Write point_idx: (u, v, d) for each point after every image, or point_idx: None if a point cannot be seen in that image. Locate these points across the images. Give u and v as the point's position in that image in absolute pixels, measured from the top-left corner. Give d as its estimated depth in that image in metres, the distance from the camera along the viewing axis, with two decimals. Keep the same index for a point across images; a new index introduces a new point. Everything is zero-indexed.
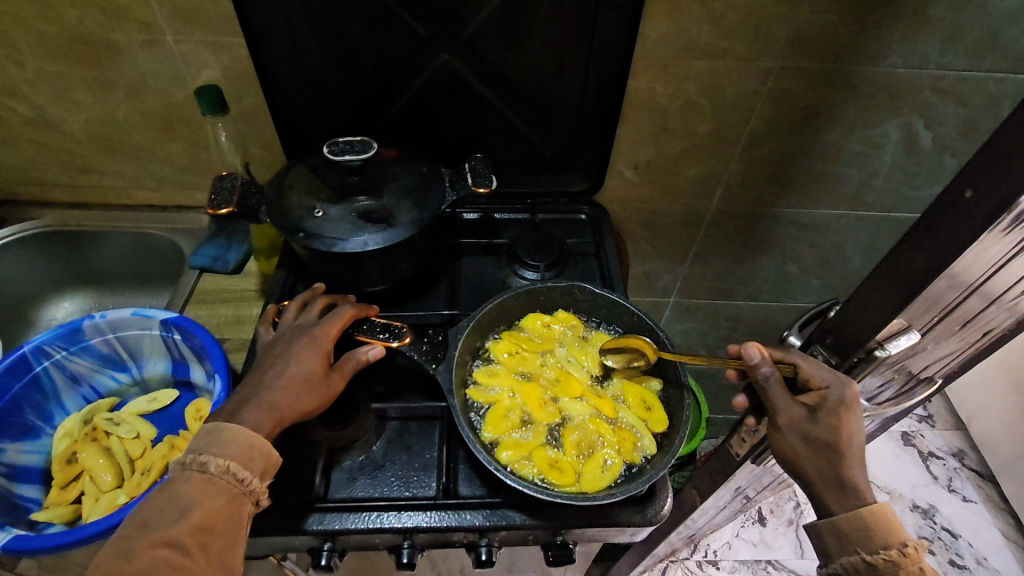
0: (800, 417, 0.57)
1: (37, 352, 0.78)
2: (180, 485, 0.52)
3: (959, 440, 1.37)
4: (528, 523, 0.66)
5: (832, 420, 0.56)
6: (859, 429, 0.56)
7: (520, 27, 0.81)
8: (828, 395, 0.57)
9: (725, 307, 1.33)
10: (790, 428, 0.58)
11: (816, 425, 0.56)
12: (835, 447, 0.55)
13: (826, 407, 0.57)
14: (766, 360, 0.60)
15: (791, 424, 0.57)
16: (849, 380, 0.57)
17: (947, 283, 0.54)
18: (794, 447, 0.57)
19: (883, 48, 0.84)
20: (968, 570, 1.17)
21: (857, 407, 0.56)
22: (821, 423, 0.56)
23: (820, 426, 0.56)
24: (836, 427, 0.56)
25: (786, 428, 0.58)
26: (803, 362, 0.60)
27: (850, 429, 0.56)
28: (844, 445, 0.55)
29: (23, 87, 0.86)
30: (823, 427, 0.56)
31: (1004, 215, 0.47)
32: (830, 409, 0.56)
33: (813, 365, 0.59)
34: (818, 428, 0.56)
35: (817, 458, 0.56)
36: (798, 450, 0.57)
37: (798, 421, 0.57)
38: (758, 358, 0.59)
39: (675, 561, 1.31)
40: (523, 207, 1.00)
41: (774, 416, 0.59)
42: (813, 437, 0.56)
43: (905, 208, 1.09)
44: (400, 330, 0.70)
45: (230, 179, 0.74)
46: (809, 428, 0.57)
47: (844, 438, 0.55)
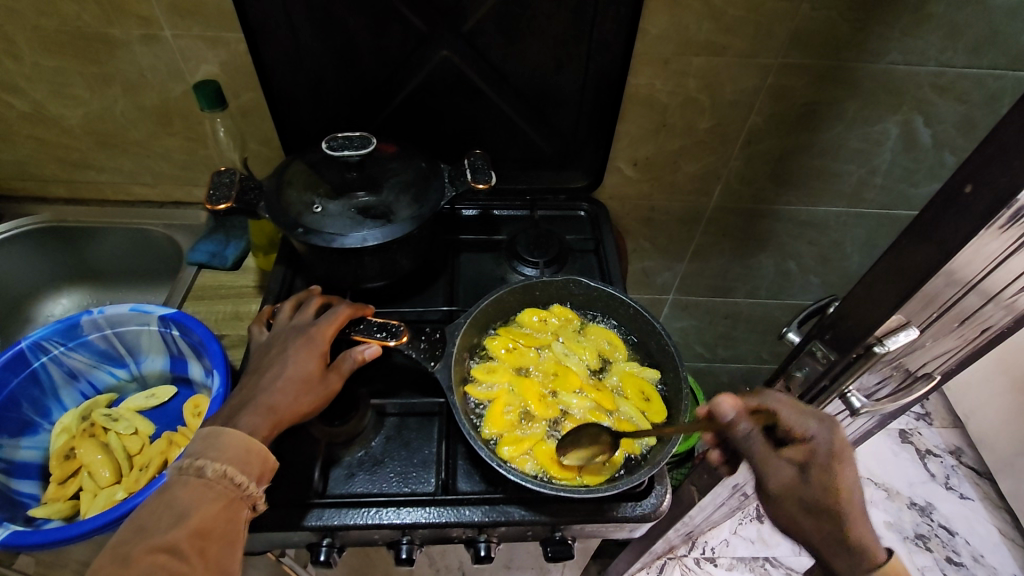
0: (792, 478, 0.54)
1: (35, 347, 0.77)
2: (177, 489, 0.52)
3: (956, 438, 1.37)
4: (527, 518, 0.66)
5: (824, 478, 0.53)
6: (854, 481, 0.53)
7: (521, 23, 0.81)
8: (815, 448, 0.54)
9: (724, 305, 1.33)
10: (783, 493, 0.54)
11: (809, 486, 0.53)
12: (832, 506, 0.52)
13: (815, 463, 0.53)
14: (743, 416, 0.56)
15: (783, 489, 0.54)
16: (834, 429, 0.53)
17: (945, 280, 0.54)
18: (791, 511, 0.54)
19: (883, 45, 0.84)
20: (964, 567, 1.18)
21: (848, 457, 0.53)
22: (814, 485, 0.53)
23: (813, 487, 0.53)
24: (831, 488, 0.52)
25: (780, 493, 0.54)
26: (783, 411, 0.55)
27: (843, 484, 0.53)
28: (841, 504, 0.52)
29: (21, 81, 0.86)
30: (817, 488, 0.53)
31: (1003, 212, 0.47)
32: (820, 464, 0.53)
33: (793, 413, 0.55)
34: (812, 490, 0.53)
35: (819, 521, 0.53)
36: (797, 514, 0.54)
37: (789, 483, 0.54)
38: (733, 416, 0.56)
39: (672, 559, 1.31)
40: (522, 203, 1.00)
41: (763, 480, 0.55)
42: (808, 501, 0.53)
43: (904, 205, 1.09)
44: (398, 328, 0.69)
45: (229, 174, 0.74)
46: (802, 491, 0.53)
47: (839, 497, 0.52)
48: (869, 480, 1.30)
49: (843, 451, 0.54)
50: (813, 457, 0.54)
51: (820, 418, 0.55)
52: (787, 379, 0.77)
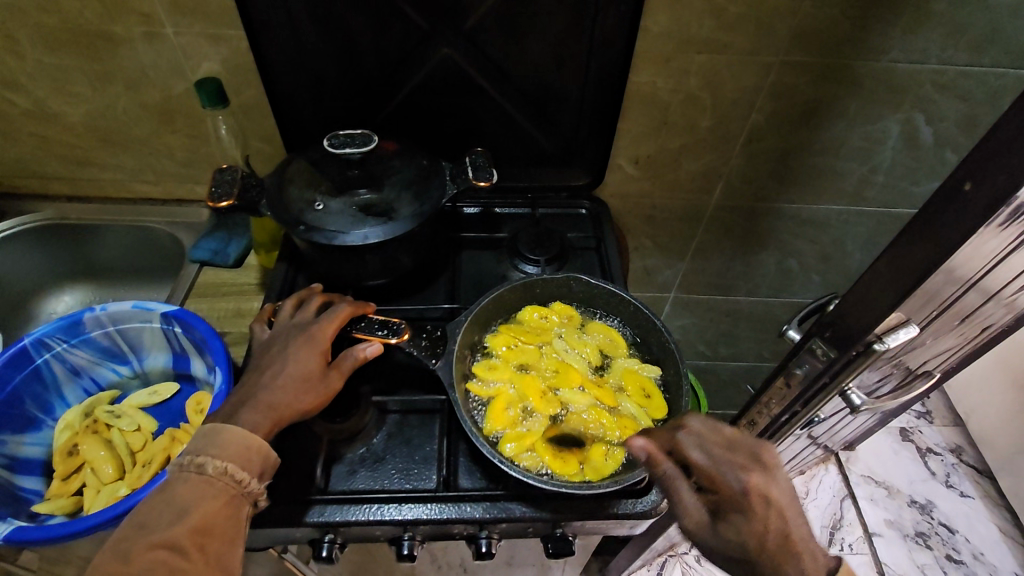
0: (704, 524, 0.53)
1: (38, 344, 0.78)
2: (177, 486, 0.52)
3: (957, 436, 1.37)
4: (528, 514, 0.66)
5: (733, 528, 0.52)
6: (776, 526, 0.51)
7: (521, 20, 0.81)
8: (726, 496, 0.52)
9: (725, 303, 1.33)
10: (697, 536, 0.54)
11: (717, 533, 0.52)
12: (749, 553, 0.51)
13: (727, 511, 0.52)
14: (658, 456, 0.55)
15: (697, 532, 0.53)
16: (745, 475, 0.52)
17: (944, 278, 0.55)
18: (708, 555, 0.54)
19: (885, 42, 0.84)
20: (964, 565, 1.18)
21: (761, 504, 0.51)
22: (724, 533, 0.52)
23: (723, 535, 0.52)
24: (742, 537, 0.51)
25: (694, 536, 0.54)
26: (695, 457, 0.54)
27: (757, 534, 0.51)
28: (755, 552, 0.51)
29: (23, 79, 0.86)
30: (726, 535, 0.52)
31: (1002, 210, 0.47)
32: (729, 511, 0.52)
33: (706, 459, 0.54)
34: (721, 537, 0.52)
35: (738, 566, 0.52)
36: (716, 559, 0.53)
37: (701, 528, 0.53)
38: (646, 457, 0.55)
39: (674, 556, 1.31)
40: (523, 201, 1.00)
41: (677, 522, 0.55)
42: (720, 549, 0.52)
43: (904, 203, 1.09)
44: (399, 326, 0.69)
45: (231, 171, 0.74)
46: (712, 537, 0.53)
47: (754, 545, 0.51)
48: (869, 477, 1.30)
49: (760, 497, 0.52)
50: (725, 502, 0.53)
51: (736, 466, 0.53)
52: (787, 377, 0.78)
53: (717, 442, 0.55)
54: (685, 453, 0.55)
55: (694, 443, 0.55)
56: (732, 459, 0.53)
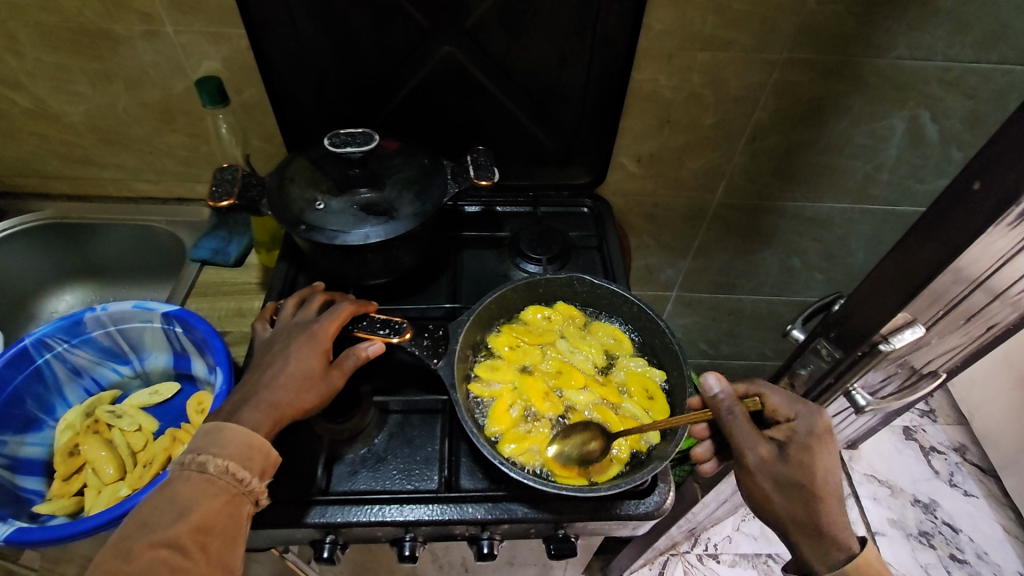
0: (771, 456, 0.57)
1: (38, 344, 0.77)
2: (178, 485, 0.52)
3: (960, 435, 1.36)
4: (530, 515, 0.66)
5: (803, 458, 0.56)
6: (831, 462, 0.57)
7: (523, 18, 0.80)
8: (798, 429, 0.58)
9: (727, 301, 1.32)
10: (761, 469, 0.57)
11: (787, 465, 0.56)
12: (811, 485, 0.56)
13: (797, 442, 0.57)
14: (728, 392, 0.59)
15: (762, 465, 0.57)
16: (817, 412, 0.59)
17: (952, 277, 0.54)
18: (763, 487, 0.57)
19: (891, 39, 0.83)
20: (968, 564, 1.18)
21: (825, 440, 0.58)
22: (793, 461, 0.56)
23: (791, 463, 0.56)
24: (808, 466, 0.56)
25: (759, 469, 0.57)
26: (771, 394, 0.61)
27: (821, 466, 0.57)
28: (817, 483, 0.56)
29: (22, 78, 0.86)
30: (795, 465, 0.56)
31: (1012, 209, 0.47)
32: (801, 442, 0.57)
33: (783, 400, 0.61)
34: (790, 467, 0.56)
35: (793, 502, 0.56)
36: (771, 494, 0.57)
37: (768, 461, 0.57)
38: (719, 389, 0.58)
39: (675, 555, 1.29)
40: (525, 200, 1.00)
41: (744, 454, 0.57)
42: (783, 478, 0.56)
43: (909, 201, 1.08)
44: (401, 325, 0.69)
45: (231, 170, 0.74)
46: (780, 468, 0.57)
47: (815, 477, 0.56)
48: (870, 476, 1.30)
49: (824, 434, 0.58)
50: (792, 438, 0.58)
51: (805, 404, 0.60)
52: (791, 378, 0.78)
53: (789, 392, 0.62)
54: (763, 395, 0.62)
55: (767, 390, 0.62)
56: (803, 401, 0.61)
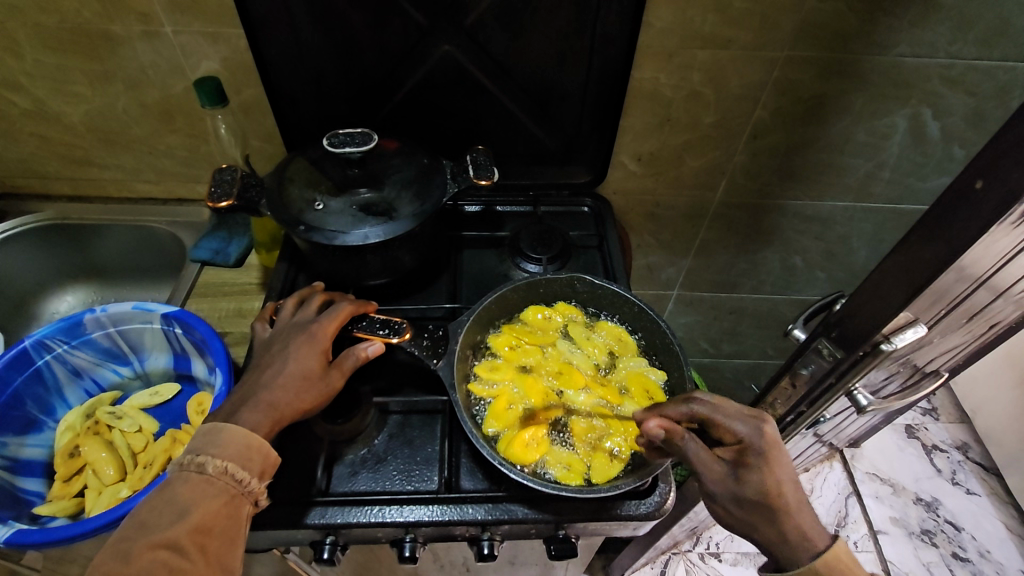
0: (723, 476, 0.56)
1: (38, 346, 0.77)
2: (178, 486, 0.52)
3: (963, 433, 1.36)
4: (529, 515, 0.66)
5: (755, 475, 0.55)
6: (787, 473, 0.55)
7: (522, 16, 0.80)
8: (744, 447, 0.56)
9: (728, 300, 1.32)
10: (718, 489, 0.57)
11: (741, 483, 0.56)
12: (770, 500, 0.55)
13: (746, 460, 0.56)
14: (674, 431, 0.58)
15: (719, 486, 0.56)
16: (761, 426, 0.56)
17: (955, 275, 0.54)
18: (724, 505, 0.57)
19: (892, 37, 0.82)
20: (970, 563, 1.17)
21: (777, 452, 0.56)
22: (746, 481, 0.55)
23: (746, 482, 0.55)
24: (762, 481, 0.55)
25: (716, 491, 0.57)
26: (708, 412, 0.58)
27: (776, 479, 0.55)
28: (775, 497, 0.55)
29: (22, 78, 0.86)
30: (749, 483, 0.55)
31: (1012, 209, 0.46)
32: (749, 459, 0.56)
33: (723, 416, 0.58)
34: (744, 485, 0.55)
35: (758, 517, 0.56)
36: (733, 510, 0.57)
37: (721, 481, 0.56)
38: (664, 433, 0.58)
39: (677, 553, 1.29)
40: (525, 199, 0.99)
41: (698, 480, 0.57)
42: (740, 497, 0.56)
43: (911, 199, 1.07)
44: (400, 325, 0.69)
45: (230, 171, 0.74)
46: (736, 487, 0.56)
47: (773, 491, 0.55)
48: (871, 474, 1.29)
49: (774, 445, 0.56)
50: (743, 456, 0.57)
51: (745, 417, 0.57)
52: (792, 377, 0.78)
53: (729, 403, 0.59)
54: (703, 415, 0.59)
55: (708, 409, 0.59)
56: (744, 412, 0.58)
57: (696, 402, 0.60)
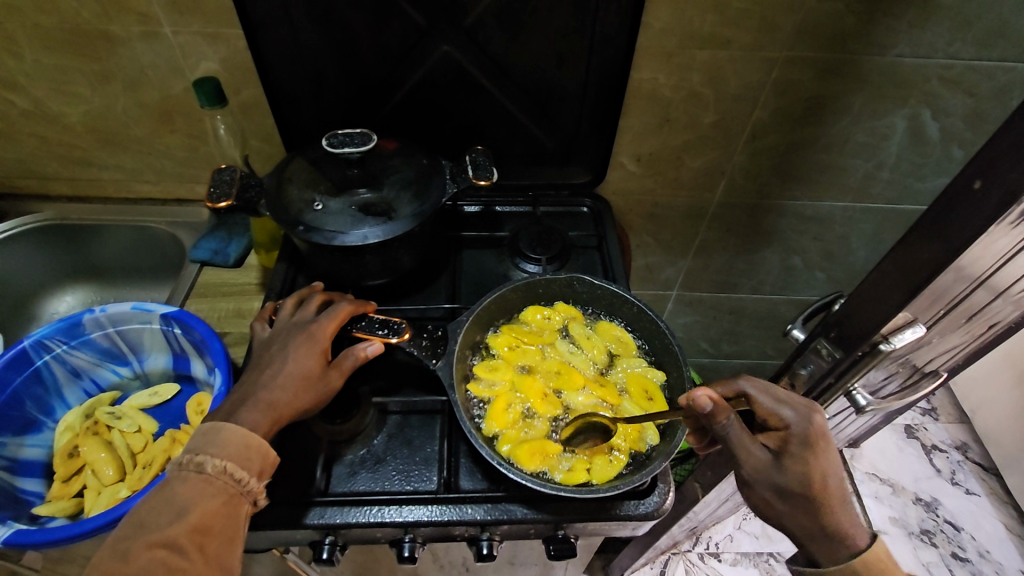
0: (766, 463, 0.57)
1: (37, 346, 0.77)
2: (176, 485, 0.52)
3: (962, 433, 1.36)
4: (528, 516, 0.66)
5: (797, 464, 0.55)
6: (832, 466, 0.55)
7: (521, 17, 0.80)
8: (790, 435, 0.57)
9: (728, 300, 1.32)
10: (758, 476, 0.57)
11: (782, 472, 0.56)
12: (811, 493, 0.55)
13: (789, 448, 0.56)
14: (722, 407, 0.57)
15: (759, 474, 0.57)
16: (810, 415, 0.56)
17: (954, 275, 0.54)
18: (764, 495, 0.57)
19: (891, 37, 0.82)
20: (969, 563, 1.17)
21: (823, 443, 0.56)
22: (788, 470, 0.56)
23: (788, 471, 0.56)
24: (805, 472, 0.55)
25: (755, 478, 0.57)
26: (757, 397, 0.59)
27: (819, 471, 0.55)
28: (817, 489, 0.55)
29: (21, 79, 0.86)
30: (790, 473, 0.56)
31: (1011, 209, 0.46)
32: (793, 447, 0.56)
33: (770, 401, 0.59)
34: (785, 474, 0.56)
35: (796, 509, 0.56)
36: (772, 500, 0.57)
37: (763, 468, 0.57)
38: (711, 407, 0.57)
39: (676, 553, 1.29)
40: (524, 199, 0.99)
41: (740, 464, 0.58)
42: (780, 486, 0.56)
43: (910, 199, 1.07)
44: (399, 325, 0.69)
45: (230, 171, 0.74)
46: (777, 475, 0.56)
47: (815, 483, 0.55)
48: (871, 474, 1.30)
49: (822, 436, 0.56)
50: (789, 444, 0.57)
51: (795, 405, 0.58)
52: (791, 378, 0.78)
53: (779, 390, 0.60)
54: (751, 398, 0.60)
55: (756, 393, 0.60)
56: (794, 400, 0.58)
57: (745, 383, 0.61)
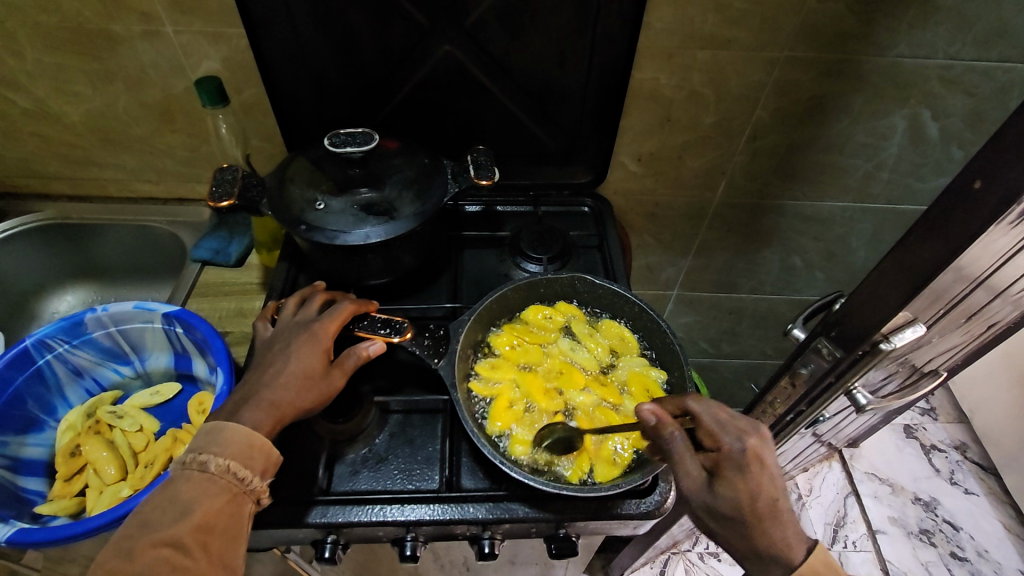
0: (699, 484, 0.55)
1: (39, 345, 0.77)
2: (180, 484, 0.52)
3: (961, 433, 1.36)
4: (531, 515, 0.66)
5: (729, 488, 0.54)
6: (768, 491, 0.54)
7: (522, 16, 0.80)
8: (727, 459, 0.55)
9: (728, 300, 1.32)
10: (692, 496, 0.55)
11: (715, 495, 0.54)
12: (743, 516, 0.53)
13: (724, 471, 0.55)
14: (666, 421, 0.58)
15: (691, 494, 0.55)
16: (749, 440, 0.55)
17: (953, 275, 0.54)
18: (699, 514, 0.56)
19: (892, 37, 0.83)
20: (968, 562, 1.18)
21: (760, 468, 0.54)
22: (720, 493, 0.54)
23: (720, 494, 0.54)
24: (736, 496, 0.53)
25: (689, 497, 0.55)
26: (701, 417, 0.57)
27: (753, 497, 0.53)
28: (748, 512, 0.53)
29: (23, 78, 0.86)
30: (721, 496, 0.54)
31: (1011, 209, 0.47)
32: (726, 471, 0.55)
33: (713, 422, 0.57)
34: (716, 496, 0.54)
35: (729, 530, 0.55)
36: (706, 520, 0.55)
37: (697, 488, 0.55)
38: (655, 421, 0.58)
39: (676, 553, 1.29)
40: (525, 199, 1.00)
41: (676, 482, 0.56)
42: (713, 507, 0.54)
43: (910, 199, 1.08)
44: (401, 325, 0.69)
45: (231, 170, 0.74)
46: (709, 496, 0.54)
47: (746, 507, 0.53)
48: (870, 474, 1.30)
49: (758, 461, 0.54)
50: (724, 467, 0.55)
51: (737, 429, 0.55)
52: (792, 377, 0.78)
53: (724, 410, 0.57)
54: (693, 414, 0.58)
55: (701, 409, 0.58)
56: (737, 424, 0.56)
57: (691, 399, 0.59)
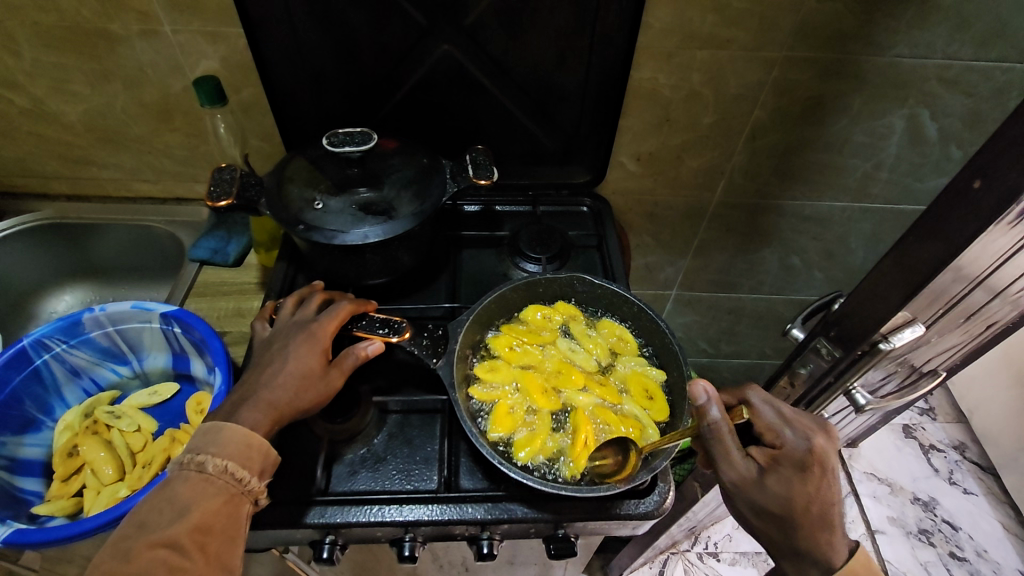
0: (751, 477, 0.56)
1: (37, 345, 0.77)
2: (177, 485, 0.52)
3: (960, 432, 1.36)
4: (529, 515, 0.66)
5: (780, 483, 0.55)
6: (822, 492, 0.54)
7: (521, 16, 0.80)
8: (784, 456, 0.56)
9: (727, 300, 1.32)
10: (738, 489, 0.56)
11: (764, 489, 0.55)
12: (790, 513, 0.54)
13: (780, 466, 0.56)
14: (715, 403, 0.57)
15: (738, 487, 0.56)
16: (811, 438, 0.56)
17: (953, 275, 0.54)
18: (743, 508, 0.57)
19: (891, 37, 0.83)
20: (968, 562, 1.18)
21: (818, 468, 0.55)
22: (770, 487, 0.55)
23: (769, 488, 0.55)
24: (787, 492, 0.54)
25: (734, 489, 0.56)
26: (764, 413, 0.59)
27: (805, 495, 0.54)
28: (796, 510, 0.54)
29: (21, 77, 0.86)
30: (771, 491, 0.55)
31: (1011, 208, 0.47)
32: (784, 468, 0.56)
33: (775, 419, 0.58)
34: (767, 492, 0.55)
35: (771, 525, 0.55)
36: (748, 513, 0.56)
37: (745, 481, 0.55)
38: (705, 399, 0.56)
39: (675, 553, 1.29)
40: (524, 199, 0.99)
41: (721, 471, 0.56)
42: (759, 502, 0.55)
43: (909, 199, 1.08)
44: (400, 324, 0.69)
45: (230, 170, 0.74)
46: (757, 489, 0.55)
47: (795, 504, 0.54)
48: (869, 473, 1.30)
49: (817, 462, 0.55)
50: (779, 464, 0.56)
51: (800, 428, 0.57)
52: (791, 376, 0.78)
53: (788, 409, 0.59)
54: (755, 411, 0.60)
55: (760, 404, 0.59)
56: (801, 422, 0.57)
57: (753, 394, 0.61)
